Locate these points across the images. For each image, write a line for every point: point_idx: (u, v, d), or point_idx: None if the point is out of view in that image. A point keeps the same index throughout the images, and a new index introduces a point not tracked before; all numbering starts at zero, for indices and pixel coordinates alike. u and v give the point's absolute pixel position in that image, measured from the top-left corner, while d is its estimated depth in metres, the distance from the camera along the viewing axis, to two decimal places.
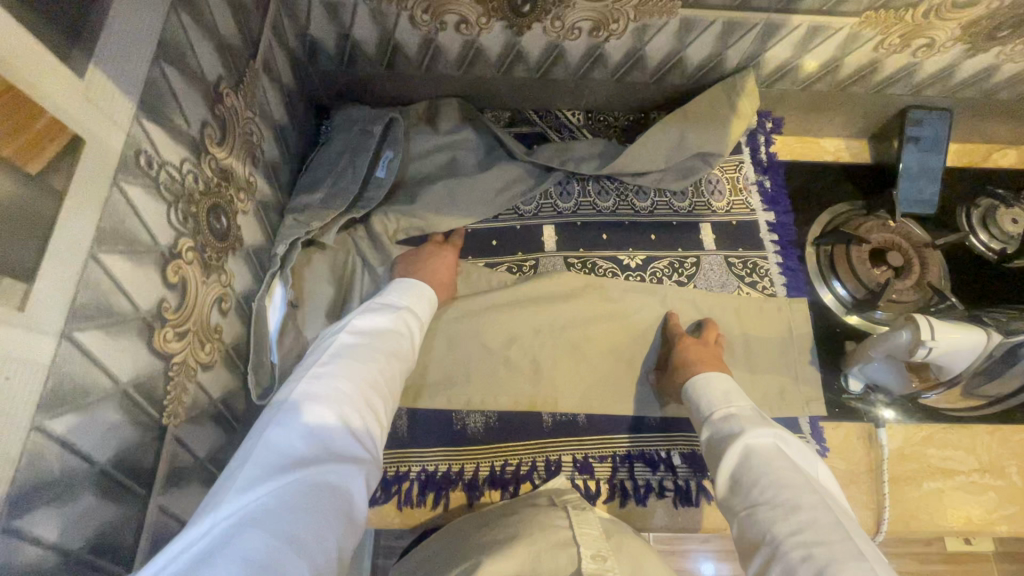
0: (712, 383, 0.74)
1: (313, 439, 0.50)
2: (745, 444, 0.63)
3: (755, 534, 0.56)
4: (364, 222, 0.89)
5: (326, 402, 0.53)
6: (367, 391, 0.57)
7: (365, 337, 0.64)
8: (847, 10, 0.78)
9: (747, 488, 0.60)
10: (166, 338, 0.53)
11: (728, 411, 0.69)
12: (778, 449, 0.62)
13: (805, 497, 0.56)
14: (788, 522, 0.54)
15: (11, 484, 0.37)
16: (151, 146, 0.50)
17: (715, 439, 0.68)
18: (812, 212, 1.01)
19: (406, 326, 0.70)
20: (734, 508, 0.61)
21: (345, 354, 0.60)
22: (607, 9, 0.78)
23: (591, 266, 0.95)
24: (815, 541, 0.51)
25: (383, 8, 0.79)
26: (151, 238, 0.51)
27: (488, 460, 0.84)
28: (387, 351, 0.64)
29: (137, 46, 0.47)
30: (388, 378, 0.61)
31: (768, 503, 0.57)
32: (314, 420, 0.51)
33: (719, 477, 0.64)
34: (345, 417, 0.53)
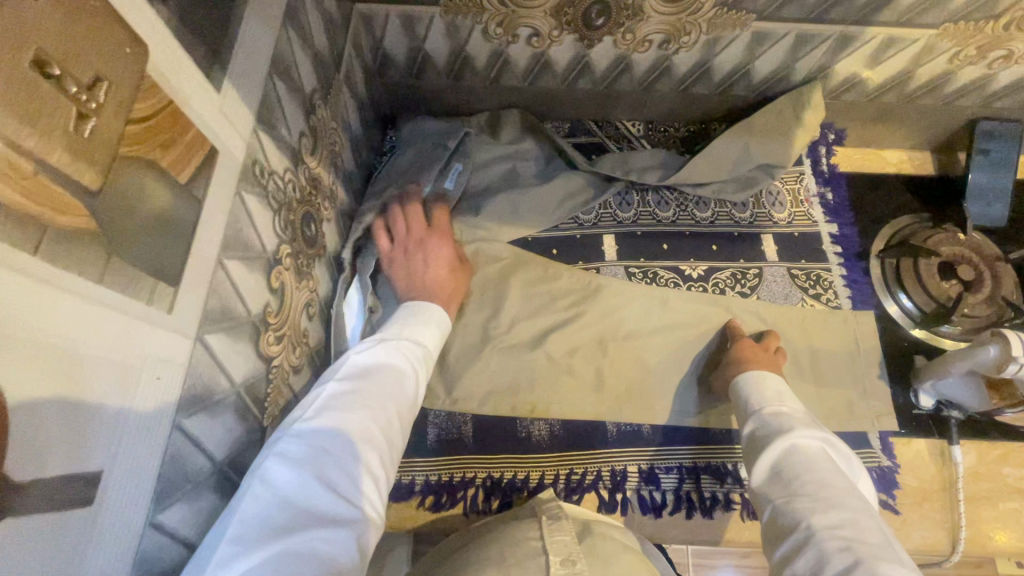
0: (762, 380, 0.72)
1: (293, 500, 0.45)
2: (793, 440, 0.62)
3: (789, 522, 0.56)
4: (430, 230, 0.90)
5: (309, 460, 0.48)
6: (361, 441, 0.51)
7: (363, 376, 0.57)
8: (925, 22, 0.78)
9: (788, 480, 0.59)
10: (269, 341, 0.55)
11: (778, 409, 0.68)
12: (823, 451, 0.61)
13: (848, 499, 0.55)
14: (828, 518, 0.54)
15: (157, 481, 0.39)
16: (263, 156, 0.52)
17: (758, 432, 0.66)
18: (876, 224, 1.00)
19: (411, 360, 0.62)
20: (768, 494, 0.60)
21: (338, 397, 0.54)
22: (680, 21, 0.79)
23: (653, 276, 0.94)
24: (854, 537, 0.52)
25: (458, 21, 0.81)
26: (261, 245, 0.52)
27: (553, 469, 0.84)
28: (383, 391, 0.56)
29: (257, 61, 0.49)
30: (385, 426, 0.54)
31: (808, 496, 0.56)
32: (296, 478, 0.46)
33: (756, 463, 0.63)
34: (331, 473, 0.47)
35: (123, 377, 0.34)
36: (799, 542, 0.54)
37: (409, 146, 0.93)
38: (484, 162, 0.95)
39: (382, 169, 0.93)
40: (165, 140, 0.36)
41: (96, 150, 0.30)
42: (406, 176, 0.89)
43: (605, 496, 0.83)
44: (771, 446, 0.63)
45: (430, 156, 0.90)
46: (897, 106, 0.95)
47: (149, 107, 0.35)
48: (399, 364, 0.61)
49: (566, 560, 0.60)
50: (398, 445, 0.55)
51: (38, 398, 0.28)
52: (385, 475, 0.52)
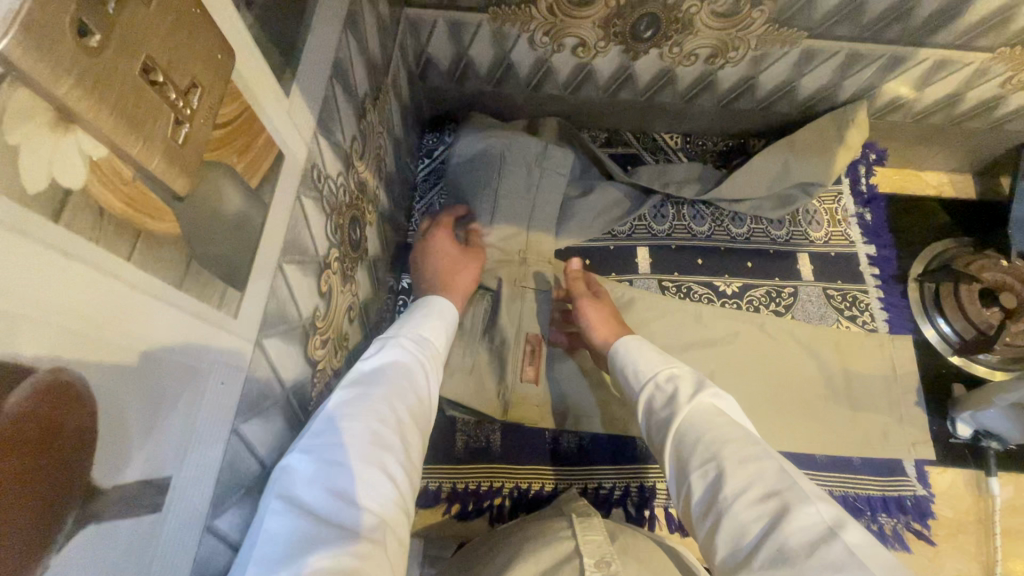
0: (644, 349, 0.67)
1: (313, 515, 0.40)
2: (689, 405, 0.55)
3: (700, 497, 0.48)
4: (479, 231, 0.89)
5: (321, 468, 0.43)
6: (379, 446, 0.46)
7: (374, 379, 0.53)
8: (980, 45, 0.76)
9: (690, 448, 0.51)
10: (316, 345, 0.55)
11: (661, 372, 0.62)
12: (715, 405, 0.55)
13: (750, 450, 0.48)
14: (733, 478, 0.47)
15: (215, 485, 0.38)
16: (320, 160, 0.52)
17: (659, 404, 0.59)
18: (915, 247, 0.98)
19: (416, 359, 0.58)
20: (678, 470, 0.52)
21: (348, 402, 0.49)
22: (729, 36, 0.78)
23: (686, 291, 0.94)
24: (760, 491, 0.45)
25: (505, 29, 0.80)
26: (314, 249, 0.53)
27: (581, 482, 0.83)
28: (393, 388, 0.52)
29: (320, 67, 0.49)
30: (398, 423, 0.50)
31: (715, 459, 0.49)
32: (314, 492, 0.41)
33: (661, 445, 0.55)
34: (351, 483, 0.43)
35: (194, 381, 0.34)
36: (715, 515, 0.46)
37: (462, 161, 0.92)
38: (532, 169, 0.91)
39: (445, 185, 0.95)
40: (241, 145, 0.36)
41: (188, 157, 0.30)
42: (472, 191, 0.91)
43: (633, 512, 0.82)
44: (670, 422, 0.55)
45: (486, 170, 0.91)
46: (942, 127, 0.94)
47: (232, 113, 0.35)
48: (410, 367, 0.57)
49: (601, 562, 0.58)
50: (419, 452, 0.51)
51: (128, 400, 0.28)
52: (410, 484, 0.47)
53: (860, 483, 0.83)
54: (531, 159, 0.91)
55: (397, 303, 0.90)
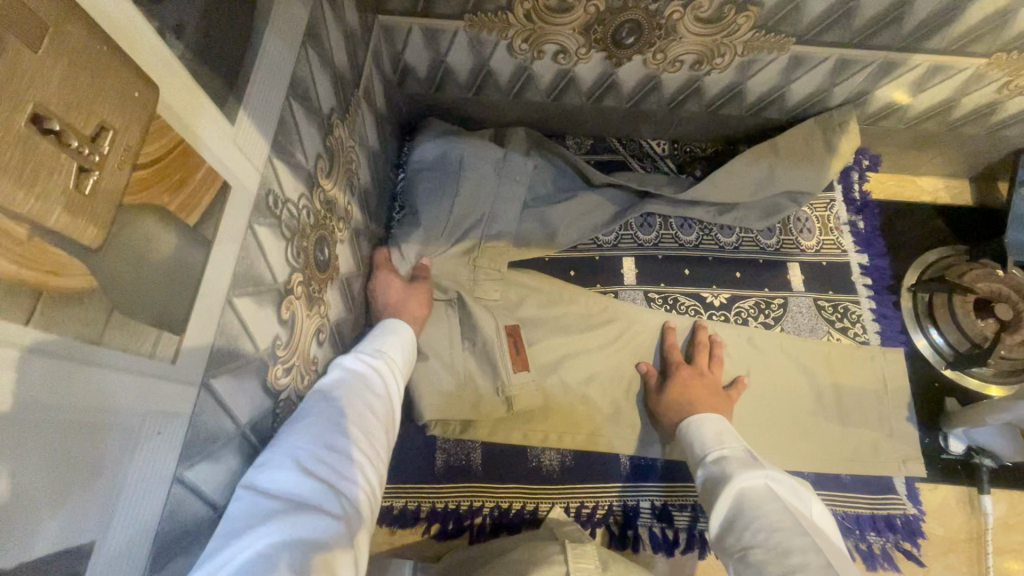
0: (704, 425, 0.70)
1: (282, 496, 0.44)
2: (738, 489, 0.57)
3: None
4: (452, 242, 0.85)
5: (286, 457, 0.47)
6: (343, 440, 0.51)
7: (338, 382, 0.57)
8: (976, 51, 0.73)
9: (737, 530, 0.54)
10: (277, 374, 0.53)
11: (718, 456, 0.64)
12: (763, 489, 0.57)
13: (794, 539, 0.49)
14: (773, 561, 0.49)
15: (154, 539, 0.36)
16: (277, 185, 0.50)
17: (709, 482, 0.62)
18: (908, 256, 0.96)
19: (377, 367, 0.63)
20: (728, 552, 0.55)
21: (312, 404, 0.54)
22: (714, 42, 0.75)
23: (672, 302, 0.92)
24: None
25: (482, 36, 0.78)
26: (272, 277, 0.51)
27: (564, 501, 0.82)
28: (354, 390, 0.57)
29: (275, 88, 0.47)
30: (360, 421, 0.54)
31: (761, 545, 0.51)
32: (285, 475, 0.46)
33: (712, 522, 0.58)
34: (316, 469, 0.47)
35: (118, 440, 0.32)
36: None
37: (422, 170, 0.89)
38: (492, 176, 0.88)
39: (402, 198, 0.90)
40: (170, 183, 0.34)
41: (98, 206, 0.27)
42: (427, 200, 0.86)
43: (616, 531, 0.81)
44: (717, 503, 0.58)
45: (444, 177, 0.87)
46: (937, 133, 0.90)
47: (157, 149, 0.32)
48: (374, 374, 0.61)
49: None
50: (380, 451, 0.56)
51: (30, 476, 0.26)
52: (371, 477, 0.52)
53: (848, 501, 0.81)
54: (501, 160, 0.89)
55: None
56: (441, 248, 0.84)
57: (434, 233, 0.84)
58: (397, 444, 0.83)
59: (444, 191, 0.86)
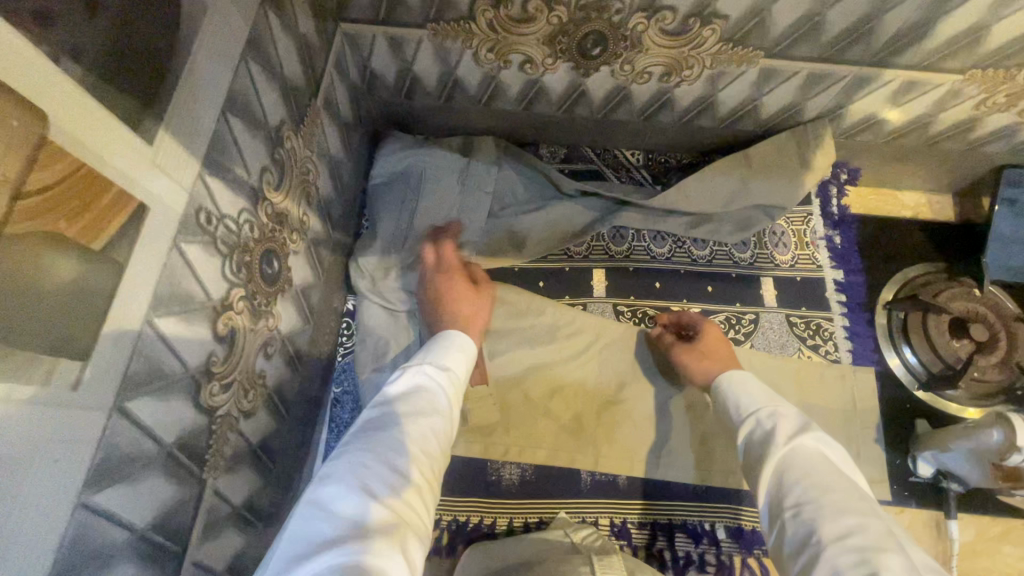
0: (744, 387, 0.68)
1: (343, 517, 0.45)
2: (793, 447, 0.56)
3: (789, 538, 0.50)
4: (416, 251, 0.88)
5: (346, 478, 0.48)
6: (404, 461, 0.51)
7: (400, 400, 0.58)
8: (950, 67, 0.71)
9: (783, 489, 0.53)
10: (212, 392, 0.53)
11: (760, 413, 0.62)
12: (811, 450, 0.55)
13: (855, 504, 0.49)
14: (822, 519, 0.48)
15: (53, 566, 0.36)
16: (211, 201, 0.49)
17: (754, 439, 0.60)
18: (885, 273, 0.94)
19: (436, 382, 0.63)
20: (772, 509, 0.54)
21: (374, 423, 0.55)
22: (681, 55, 0.74)
23: (641, 316, 0.91)
24: (853, 539, 0.46)
25: (447, 45, 0.76)
26: (205, 294, 0.50)
27: (522, 515, 0.81)
28: (413, 407, 0.58)
29: (206, 104, 0.46)
30: (417, 439, 0.54)
31: (817, 502, 0.50)
32: (345, 494, 0.46)
33: (758, 473, 0.57)
34: (375, 490, 0.47)
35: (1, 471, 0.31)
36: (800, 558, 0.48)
37: (385, 183, 0.92)
38: (454, 186, 0.90)
39: (367, 210, 0.93)
40: (65, 210, 0.33)
41: None
42: (389, 212, 0.90)
43: None
44: (763, 461, 0.57)
45: (405, 192, 0.90)
46: (917, 147, 0.88)
47: (46, 177, 0.32)
48: (438, 390, 0.62)
49: None
50: (440, 474, 0.55)
51: None
52: (430, 500, 0.52)
53: None
54: (463, 170, 0.91)
55: (341, 325, 0.88)
56: (402, 259, 0.87)
57: (395, 247, 0.88)
58: None
59: (408, 202, 0.89)
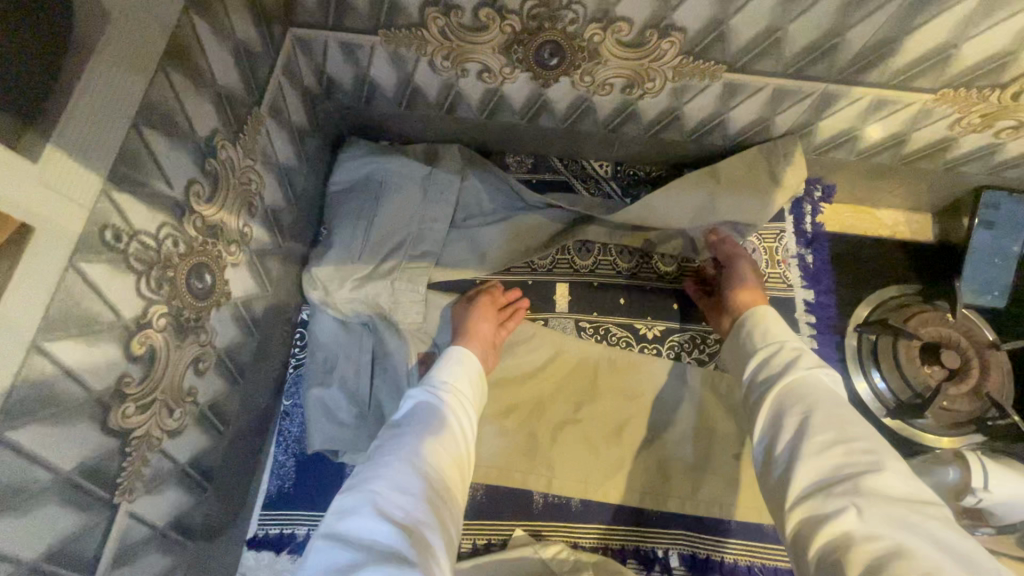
0: (773, 321, 0.68)
1: (366, 542, 0.47)
2: (808, 368, 0.58)
3: (786, 441, 0.53)
4: (377, 261, 0.83)
5: (366, 505, 0.50)
6: (418, 483, 0.54)
7: (410, 426, 0.61)
8: (920, 86, 0.68)
9: (789, 402, 0.55)
10: (126, 414, 0.50)
11: (778, 344, 0.64)
12: (821, 376, 0.58)
13: (860, 422, 0.52)
14: (827, 428, 0.51)
15: None
16: (121, 217, 0.47)
17: (767, 362, 0.62)
18: (858, 294, 0.91)
19: (446, 405, 0.66)
20: (770, 420, 0.56)
21: (385, 450, 0.58)
22: (642, 68, 0.71)
23: (604, 333, 0.88)
24: (855, 447, 0.49)
25: (401, 52, 0.74)
26: (114, 313, 0.48)
27: (471, 536, 0.78)
28: (423, 430, 0.60)
29: (110, 117, 0.44)
30: (432, 461, 0.57)
31: (826, 412, 0.53)
32: (365, 522, 0.48)
33: (767, 387, 0.59)
34: (394, 513, 0.50)
35: None
36: (793, 458, 0.51)
37: (346, 190, 0.89)
38: (417, 194, 0.87)
39: (325, 218, 0.89)
40: None
41: None
42: (346, 220, 0.85)
43: None
44: (775, 379, 0.59)
45: (366, 198, 0.86)
46: (891, 166, 0.85)
47: None
48: (445, 412, 0.65)
49: None
50: (455, 491, 0.58)
51: None
52: (447, 518, 0.54)
53: (769, 553, 0.78)
54: (426, 178, 0.88)
55: (294, 336, 0.86)
56: (359, 269, 0.82)
57: (352, 254, 0.83)
58: (302, 471, 0.80)
59: (366, 210, 0.85)
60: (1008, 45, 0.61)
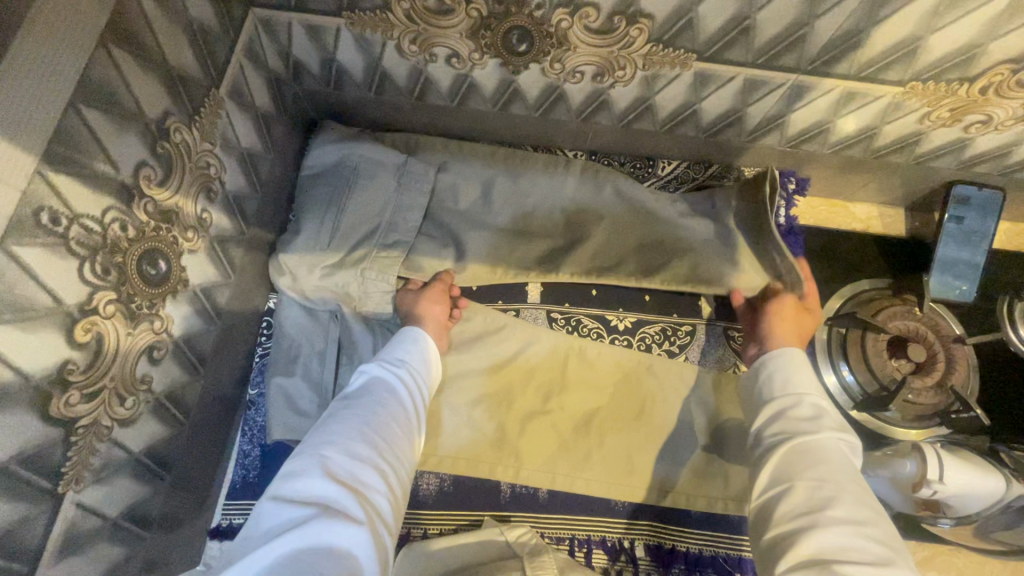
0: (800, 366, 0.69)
1: (308, 502, 0.48)
2: (827, 434, 0.60)
3: (793, 506, 0.55)
4: (348, 250, 0.81)
5: (310, 467, 0.51)
6: (369, 450, 0.55)
7: (364, 396, 0.62)
8: (888, 78, 0.68)
9: (803, 463, 0.57)
10: (69, 401, 0.49)
11: (799, 395, 0.65)
12: (838, 442, 0.60)
13: (869, 501, 0.54)
14: (838, 505, 0.53)
15: None
16: (59, 200, 0.46)
17: (789, 414, 0.63)
18: (830, 288, 0.91)
19: (399, 376, 0.66)
20: (779, 479, 0.58)
21: (337, 417, 0.58)
22: (611, 55, 0.70)
23: (575, 324, 0.88)
24: (866, 532, 0.50)
25: (367, 35, 0.72)
26: (54, 299, 0.47)
27: (437, 527, 0.78)
28: (374, 399, 0.61)
29: (42, 97, 0.43)
30: (381, 427, 0.58)
31: (836, 486, 0.54)
32: (308, 483, 0.50)
33: (784, 443, 0.60)
34: (338, 476, 0.51)
35: None
36: (799, 525, 0.53)
37: (314, 175, 0.86)
38: (388, 181, 0.84)
39: (295, 203, 0.87)
40: None
41: None
42: (314, 207, 0.83)
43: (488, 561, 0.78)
44: (792, 434, 0.61)
45: (336, 184, 0.84)
46: (863, 160, 0.85)
47: None
48: (401, 384, 0.65)
49: None
50: (405, 458, 0.60)
51: None
52: (396, 481, 0.56)
53: (732, 543, 0.78)
54: (398, 164, 0.85)
55: (260, 326, 0.84)
56: (329, 257, 0.80)
57: (319, 243, 0.81)
58: (266, 461, 0.78)
59: (334, 197, 0.83)
60: (974, 38, 0.61)
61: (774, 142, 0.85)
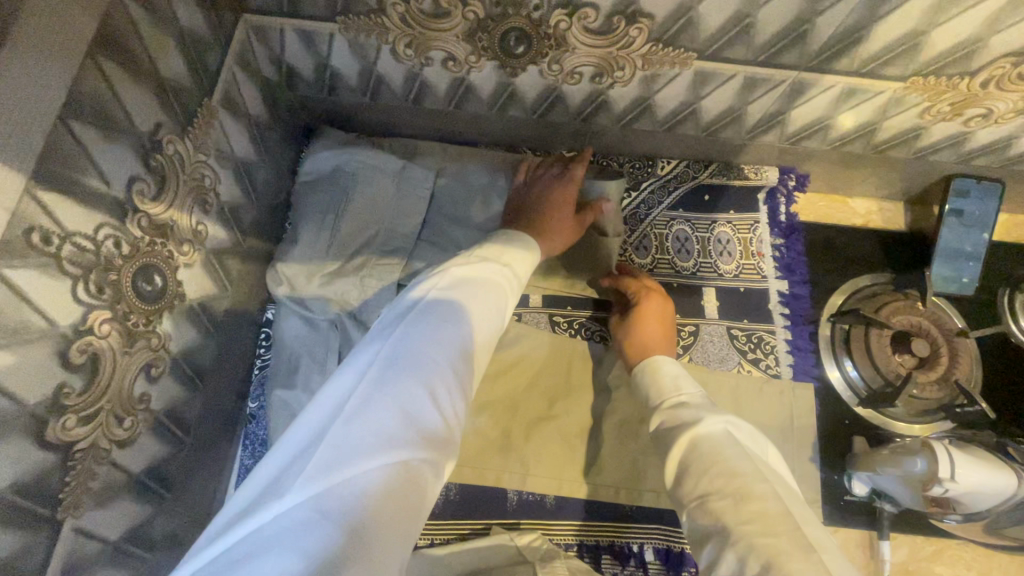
0: (661, 372, 0.68)
1: (407, 416, 0.42)
2: (697, 430, 0.56)
3: (701, 526, 0.50)
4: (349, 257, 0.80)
5: (414, 375, 0.44)
6: (468, 373, 0.48)
7: (456, 301, 0.52)
8: (889, 74, 0.68)
9: (688, 478, 0.54)
10: (66, 425, 0.48)
11: (675, 402, 0.63)
12: (720, 431, 0.56)
13: (755, 486, 0.49)
14: (729, 510, 0.48)
15: None
16: (50, 218, 0.44)
17: (665, 427, 0.60)
18: (833, 284, 0.91)
19: (505, 286, 0.58)
20: (683, 501, 0.54)
21: (443, 319, 0.50)
22: (611, 55, 0.69)
23: (578, 327, 0.87)
24: (758, 532, 0.45)
25: (361, 40, 0.71)
26: (47, 321, 0.45)
27: (444, 536, 0.77)
28: (480, 310, 0.53)
29: (31, 116, 0.41)
30: (479, 350, 0.51)
31: (718, 491, 0.50)
32: (411, 393, 0.43)
33: (667, 462, 0.57)
34: (439, 397, 0.44)
35: None
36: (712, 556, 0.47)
37: (310, 181, 0.85)
38: (386, 186, 0.83)
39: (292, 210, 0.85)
40: None
41: None
42: (310, 215, 0.82)
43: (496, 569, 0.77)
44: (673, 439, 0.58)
45: (333, 191, 0.83)
46: (863, 155, 0.85)
47: None
48: (504, 297, 0.57)
49: None
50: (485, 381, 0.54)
51: None
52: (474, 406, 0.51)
53: None
54: (396, 169, 0.84)
55: (259, 336, 0.83)
56: (327, 265, 0.79)
57: (318, 252, 0.79)
58: None
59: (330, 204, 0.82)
60: (975, 32, 0.61)
61: (773, 139, 0.84)
